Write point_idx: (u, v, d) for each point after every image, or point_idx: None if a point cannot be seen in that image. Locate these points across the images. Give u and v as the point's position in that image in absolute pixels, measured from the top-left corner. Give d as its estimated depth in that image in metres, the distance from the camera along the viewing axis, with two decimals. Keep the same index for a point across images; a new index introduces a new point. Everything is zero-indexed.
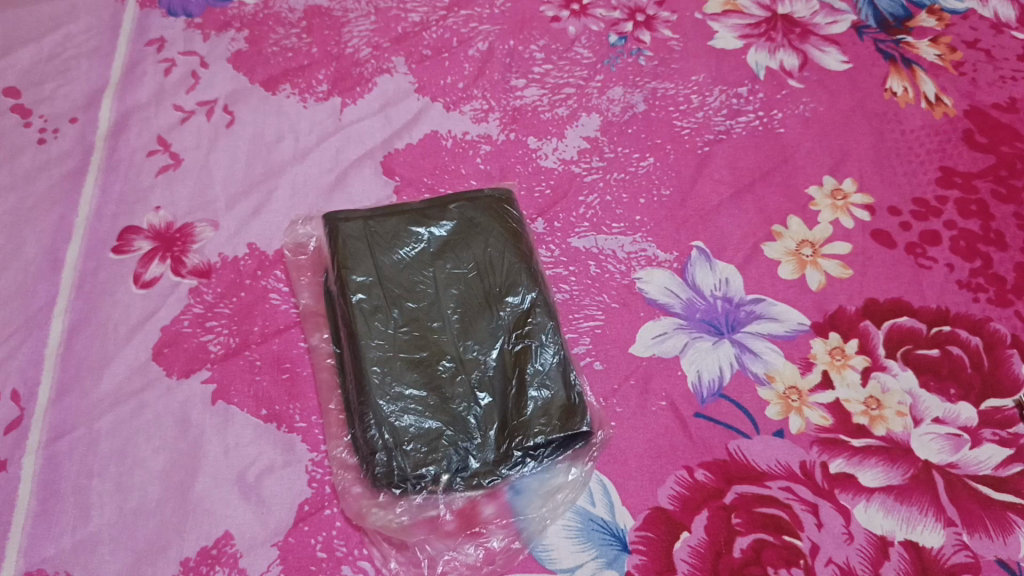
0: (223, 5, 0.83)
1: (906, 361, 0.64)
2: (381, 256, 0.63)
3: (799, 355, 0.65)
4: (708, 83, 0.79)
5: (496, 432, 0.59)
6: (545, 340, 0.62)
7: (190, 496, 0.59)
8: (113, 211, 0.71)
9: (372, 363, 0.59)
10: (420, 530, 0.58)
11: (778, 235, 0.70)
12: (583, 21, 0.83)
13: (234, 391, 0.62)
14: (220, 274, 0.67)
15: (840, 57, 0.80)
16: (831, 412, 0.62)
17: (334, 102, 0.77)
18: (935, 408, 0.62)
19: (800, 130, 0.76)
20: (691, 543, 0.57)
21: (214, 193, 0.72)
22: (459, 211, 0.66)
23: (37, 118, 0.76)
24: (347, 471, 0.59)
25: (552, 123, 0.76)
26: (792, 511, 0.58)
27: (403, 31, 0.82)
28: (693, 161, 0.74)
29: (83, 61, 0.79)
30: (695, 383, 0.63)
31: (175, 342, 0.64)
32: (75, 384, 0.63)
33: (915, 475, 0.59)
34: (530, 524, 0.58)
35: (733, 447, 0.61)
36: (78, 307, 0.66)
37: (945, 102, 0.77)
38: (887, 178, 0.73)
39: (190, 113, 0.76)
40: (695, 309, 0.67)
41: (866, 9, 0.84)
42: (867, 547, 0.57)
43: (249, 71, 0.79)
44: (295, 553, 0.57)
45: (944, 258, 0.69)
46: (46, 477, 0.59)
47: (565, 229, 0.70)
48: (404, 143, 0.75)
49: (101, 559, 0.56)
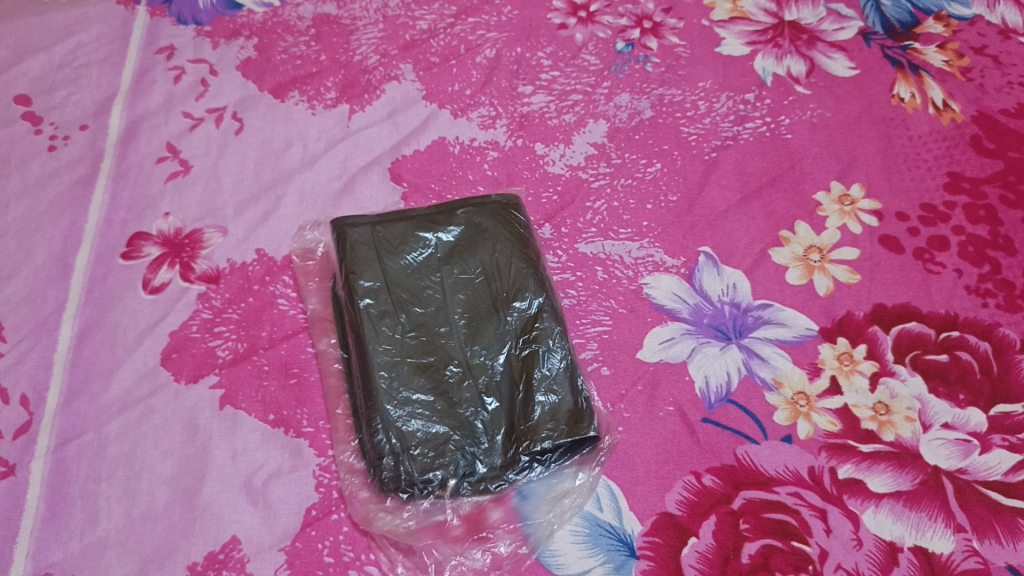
0: (233, 14, 0.84)
1: (914, 366, 0.64)
2: (388, 261, 0.63)
3: (807, 360, 0.64)
4: (715, 89, 0.79)
5: (503, 437, 0.59)
6: (552, 345, 0.62)
7: (198, 501, 0.59)
8: (122, 218, 0.72)
9: (380, 368, 0.59)
10: (427, 534, 0.58)
11: (786, 240, 0.70)
12: (590, 29, 0.83)
13: (243, 396, 0.63)
14: (228, 280, 0.68)
15: (847, 63, 0.81)
16: (840, 418, 0.62)
17: (342, 109, 0.78)
18: (944, 413, 0.62)
19: (807, 136, 0.76)
20: (699, 549, 0.57)
21: (223, 199, 0.72)
22: (466, 216, 0.66)
23: (47, 125, 0.76)
24: (354, 475, 0.59)
25: (560, 129, 0.76)
26: (800, 517, 0.58)
27: (411, 38, 0.82)
28: (700, 166, 0.74)
29: (94, 69, 0.80)
30: (702, 388, 0.63)
31: (184, 347, 0.65)
32: (84, 389, 0.63)
33: (924, 481, 0.59)
34: (537, 529, 0.58)
35: (741, 453, 0.61)
36: (87, 312, 0.67)
37: (952, 108, 0.77)
38: (895, 184, 0.73)
39: (199, 120, 0.77)
40: (702, 314, 0.67)
41: (873, 17, 0.84)
42: (876, 553, 0.56)
43: (258, 79, 0.79)
44: (302, 558, 0.57)
45: (952, 263, 0.69)
46: (54, 481, 0.59)
47: (572, 234, 0.70)
48: (412, 149, 0.75)
49: (109, 563, 0.57)
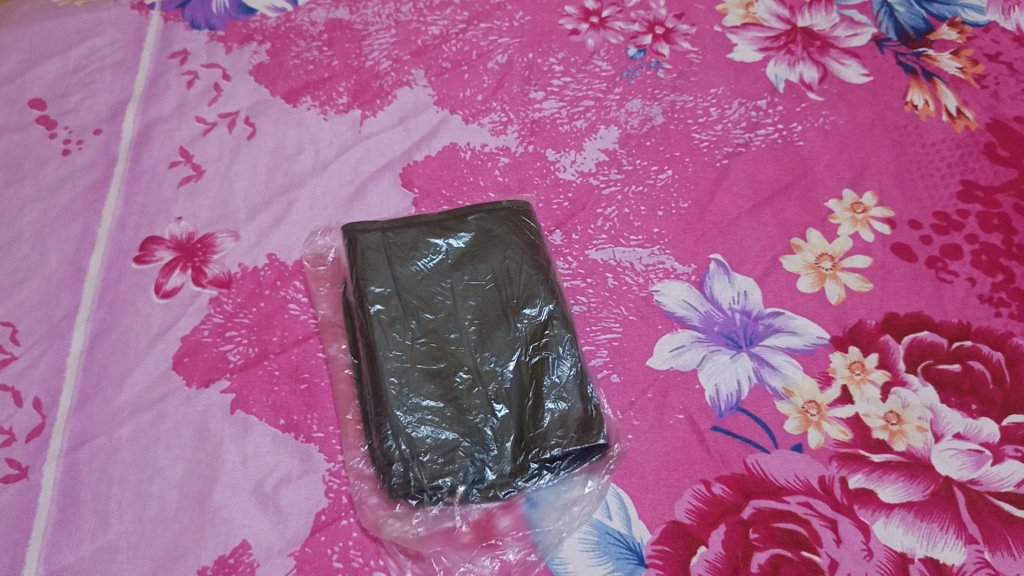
0: (247, 19, 0.84)
1: (927, 375, 0.63)
2: (399, 267, 0.64)
3: (818, 369, 0.64)
4: (727, 95, 0.79)
5: (512, 444, 0.59)
6: (562, 352, 0.62)
7: (209, 505, 0.59)
8: (135, 222, 0.72)
9: (390, 374, 0.59)
10: (436, 541, 0.58)
11: (798, 248, 0.70)
12: (602, 34, 0.83)
13: (254, 401, 0.63)
14: (240, 285, 0.68)
15: (860, 70, 0.80)
16: (851, 427, 0.61)
17: (354, 114, 0.78)
18: (956, 423, 0.61)
19: (820, 143, 0.76)
20: (709, 558, 0.57)
21: (235, 204, 0.73)
22: (476, 223, 0.66)
23: (62, 129, 0.77)
24: (363, 481, 0.59)
25: (571, 136, 0.76)
26: (811, 527, 0.57)
27: (423, 44, 0.82)
28: (712, 173, 0.74)
29: (108, 73, 0.80)
30: (712, 396, 0.63)
31: (195, 351, 0.65)
32: (97, 393, 0.63)
33: (936, 491, 0.59)
34: (547, 536, 0.58)
35: (751, 461, 0.61)
36: (101, 317, 0.67)
37: (966, 115, 0.77)
38: (908, 192, 0.73)
39: (212, 125, 0.77)
40: (713, 322, 0.66)
41: (887, 23, 0.83)
42: (887, 564, 0.56)
43: (271, 84, 0.80)
44: (311, 563, 0.57)
45: (965, 272, 0.68)
46: (67, 484, 0.60)
47: (583, 241, 0.70)
48: (423, 155, 0.75)
49: (121, 566, 0.57)
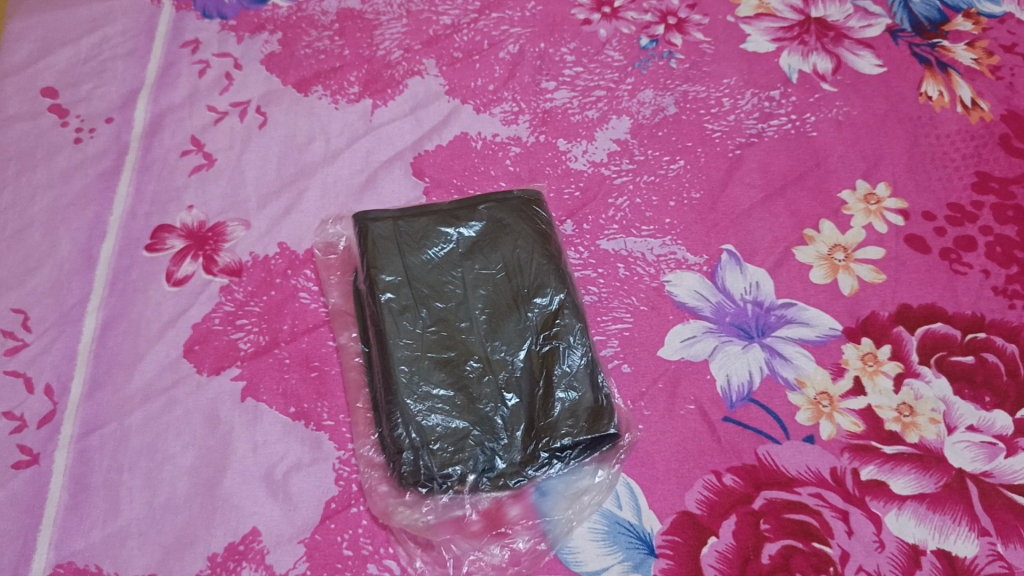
0: (258, 8, 0.84)
1: (940, 368, 0.63)
2: (410, 256, 0.63)
3: (830, 360, 0.64)
4: (740, 86, 0.78)
5: (523, 432, 0.59)
6: (573, 342, 0.62)
7: (219, 492, 0.59)
8: (146, 210, 0.72)
9: (401, 362, 0.59)
10: (445, 529, 0.58)
11: (810, 239, 0.70)
12: (614, 24, 0.83)
13: (264, 388, 0.63)
14: (251, 273, 0.68)
15: (874, 61, 0.80)
16: (863, 419, 0.61)
17: (365, 104, 0.78)
18: (969, 415, 0.61)
19: (833, 134, 0.75)
20: (719, 548, 0.56)
21: (246, 193, 0.73)
22: (487, 212, 0.66)
23: (73, 118, 0.77)
24: (373, 469, 0.59)
25: (583, 125, 0.76)
26: (822, 518, 0.57)
27: (435, 34, 0.82)
28: (724, 164, 0.74)
29: (120, 62, 0.80)
30: (724, 386, 0.63)
31: (206, 339, 0.65)
32: (108, 380, 0.64)
33: (949, 483, 0.58)
34: (557, 526, 0.58)
35: (762, 452, 0.60)
36: (112, 304, 0.67)
37: (981, 107, 0.76)
38: (922, 183, 0.72)
39: (223, 114, 0.78)
40: (725, 313, 0.66)
41: (901, 13, 0.83)
42: (898, 556, 0.56)
43: (282, 73, 0.80)
44: (321, 550, 0.57)
45: (979, 264, 0.68)
46: (77, 470, 0.60)
47: (594, 231, 0.70)
48: (434, 144, 0.75)
49: (131, 553, 0.57)
